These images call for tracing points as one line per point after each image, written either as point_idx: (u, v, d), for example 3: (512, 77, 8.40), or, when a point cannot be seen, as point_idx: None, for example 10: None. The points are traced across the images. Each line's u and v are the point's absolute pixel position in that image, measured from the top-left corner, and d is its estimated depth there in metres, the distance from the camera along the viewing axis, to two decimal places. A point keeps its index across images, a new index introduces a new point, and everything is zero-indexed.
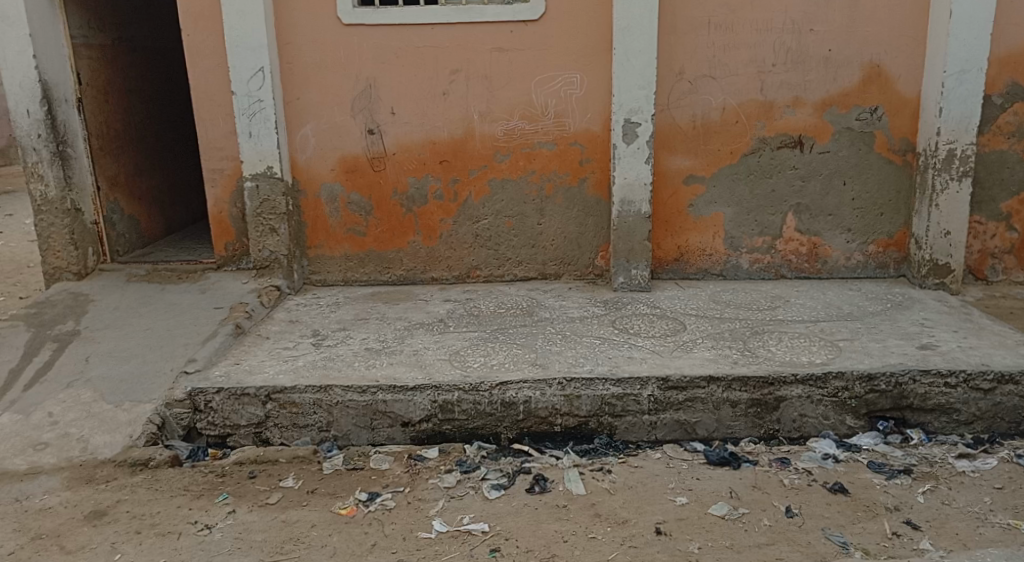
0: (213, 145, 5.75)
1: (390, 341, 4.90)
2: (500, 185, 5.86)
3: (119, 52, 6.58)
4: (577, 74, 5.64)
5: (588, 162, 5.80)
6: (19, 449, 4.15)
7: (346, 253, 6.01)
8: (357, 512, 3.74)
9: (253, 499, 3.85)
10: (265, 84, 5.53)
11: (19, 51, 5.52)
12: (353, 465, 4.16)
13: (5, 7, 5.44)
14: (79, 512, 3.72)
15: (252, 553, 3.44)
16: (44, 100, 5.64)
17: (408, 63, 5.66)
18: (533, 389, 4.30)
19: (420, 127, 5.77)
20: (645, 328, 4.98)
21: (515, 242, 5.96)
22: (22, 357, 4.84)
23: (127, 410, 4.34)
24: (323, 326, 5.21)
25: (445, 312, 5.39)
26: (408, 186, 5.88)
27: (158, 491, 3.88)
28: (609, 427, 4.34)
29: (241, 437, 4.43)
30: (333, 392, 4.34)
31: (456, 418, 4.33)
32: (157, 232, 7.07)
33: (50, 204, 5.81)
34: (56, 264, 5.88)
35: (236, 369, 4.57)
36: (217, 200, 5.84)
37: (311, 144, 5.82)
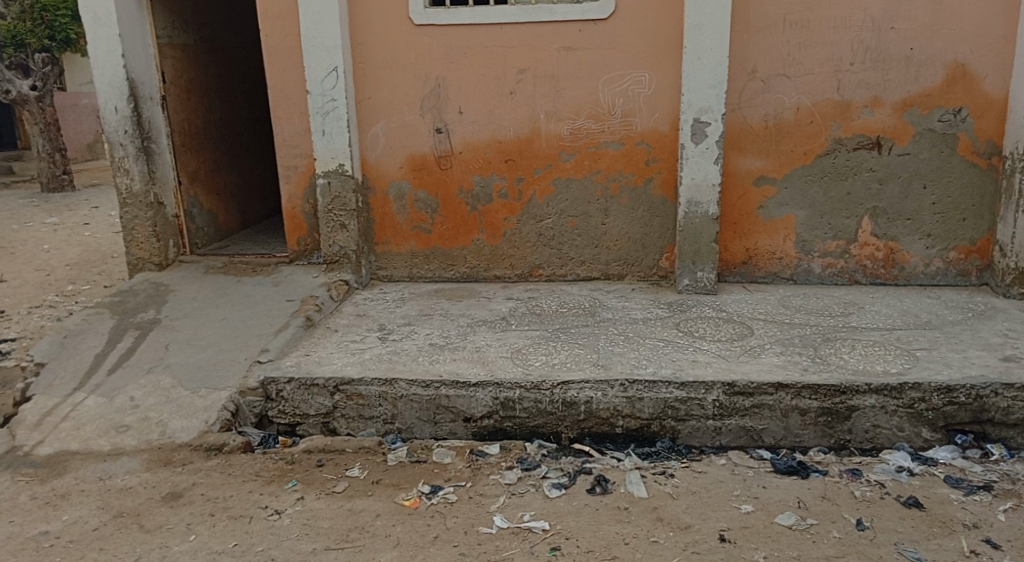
0: (288, 142, 5.91)
1: (453, 337, 4.96)
2: (565, 185, 5.86)
3: (200, 51, 6.81)
4: (646, 73, 5.60)
5: (655, 162, 5.74)
6: (103, 430, 4.34)
7: (411, 250, 6.10)
8: (420, 504, 3.79)
9: (320, 486, 3.95)
10: (338, 84, 5.65)
11: (109, 51, 5.77)
12: (417, 458, 4.21)
13: (97, 9, 5.69)
14: (157, 493, 3.88)
15: (319, 540, 3.53)
16: (131, 98, 5.88)
17: (476, 63, 5.70)
18: (595, 389, 4.28)
19: (487, 126, 5.81)
20: (711, 331, 4.91)
21: (579, 242, 5.95)
22: (107, 342, 5.07)
23: (203, 396, 4.50)
24: (389, 321, 5.29)
25: (507, 310, 5.42)
26: (473, 185, 5.92)
27: (231, 476, 4.01)
28: (672, 431, 4.29)
29: (310, 426, 4.54)
30: (398, 385, 4.41)
31: (518, 415, 4.35)
32: (234, 226, 7.30)
33: (134, 197, 6.05)
34: (139, 255, 6.13)
35: (306, 360, 4.69)
36: (291, 195, 5.99)
37: (380, 142, 5.92)
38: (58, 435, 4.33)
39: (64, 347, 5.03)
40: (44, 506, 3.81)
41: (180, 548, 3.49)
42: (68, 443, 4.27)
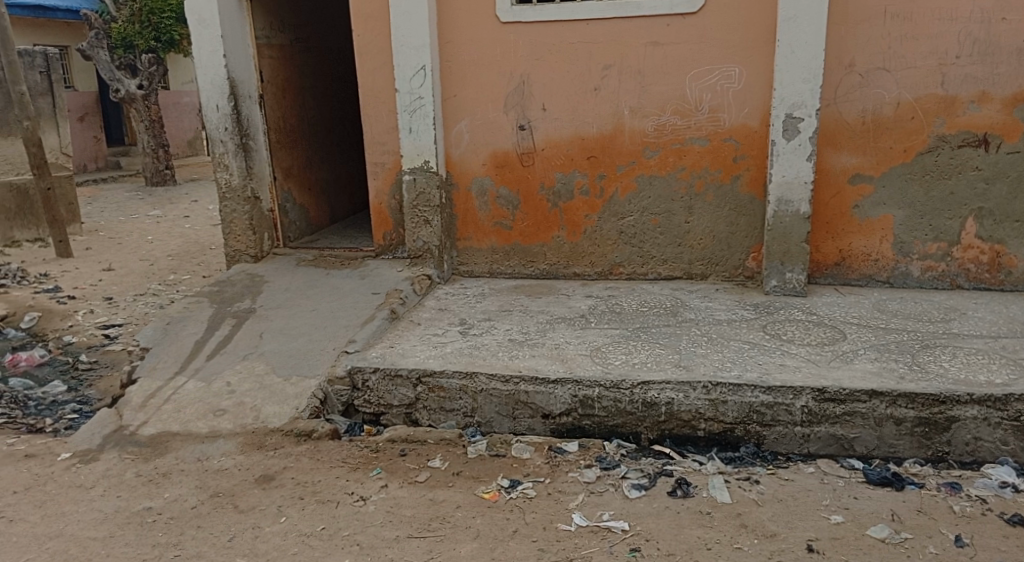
0: (377, 139, 6.04)
1: (533, 334, 4.97)
2: (648, 182, 5.79)
3: (295, 51, 7.04)
4: (736, 68, 5.47)
5: (743, 159, 5.61)
6: (201, 413, 4.55)
7: (492, 246, 6.14)
8: (500, 498, 3.82)
9: (403, 475, 4.03)
10: (426, 82, 5.74)
11: (212, 51, 6.03)
12: (496, 452, 4.25)
13: (201, 11, 5.96)
14: (250, 476, 4.03)
15: (402, 528, 3.60)
16: (231, 96, 6.12)
17: (561, 59, 5.70)
18: (676, 390, 4.22)
19: (571, 123, 5.80)
20: (800, 335, 4.77)
21: (661, 240, 5.87)
22: (206, 329, 5.30)
23: (294, 384, 4.65)
24: (469, 315, 5.35)
25: (587, 308, 5.40)
26: (555, 182, 5.92)
27: (319, 461, 4.14)
28: (757, 436, 4.19)
29: (394, 416, 4.64)
30: (478, 379, 4.46)
31: (597, 414, 4.33)
32: (324, 221, 7.51)
33: (233, 191, 6.32)
34: (236, 247, 6.40)
35: (391, 352, 4.79)
36: (379, 191, 6.12)
37: (465, 139, 5.98)
38: (160, 416, 4.55)
39: (167, 333, 5.29)
40: (148, 483, 4.02)
41: (271, 528, 3.62)
42: (169, 424, 4.49)
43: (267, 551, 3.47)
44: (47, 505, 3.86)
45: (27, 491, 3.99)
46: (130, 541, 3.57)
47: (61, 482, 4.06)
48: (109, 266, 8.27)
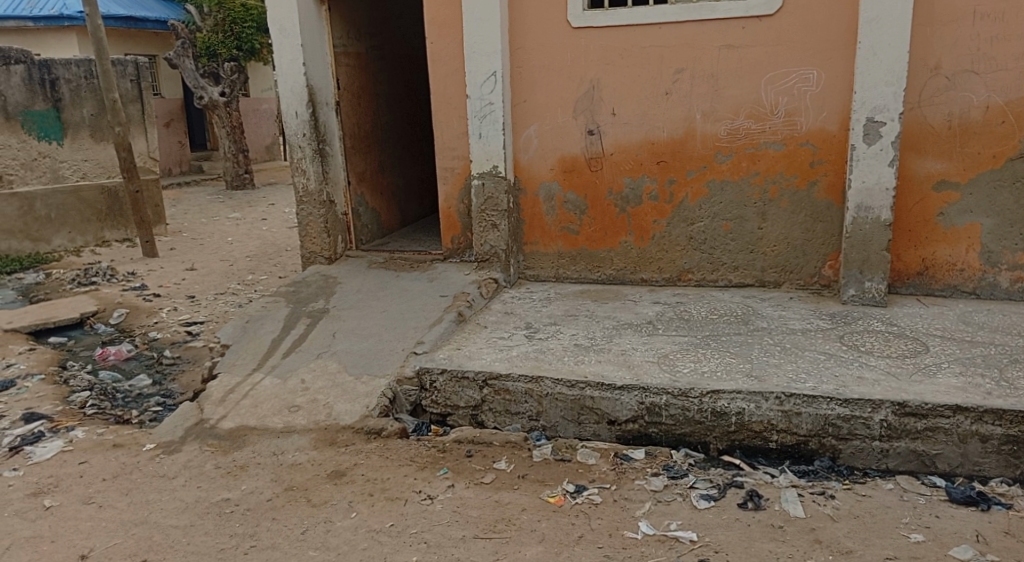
0: (447, 145, 6.11)
1: (598, 339, 4.94)
2: (720, 188, 5.70)
3: (370, 59, 7.19)
4: (815, 71, 5.35)
5: (820, 164, 5.48)
6: (277, 408, 4.68)
7: (559, 250, 6.14)
8: (565, 502, 3.81)
9: (470, 476, 4.06)
10: (497, 87, 5.79)
11: (292, 59, 6.21)
12: (561, 456, 4.24)
13: (283, 20, 6.15)
14: (323, 471, 4.13)
15: (469, 528, 3.63)
16: (310, 103, 6.30)
17: (632, 63, 5.66)
18: (747, 400, 4.14)
19: (641, 128, 5.75)
20: (879, 346, 4.62)
21: (732, 247, 5.77)
22: (282, 328, 5.46)
23: (365, 383, 4.75)
24: (535, 319, 5.36)
25: (654, 314, 5.34)
26: (623, 187, 5.88)
27: (388, 459, 4.21)
28: (832, 450, 4.08)
29: (460, 417, 4.68)
30: (544, 383, 4.46)
31: (664, 422, 4.27)
32: (395, 224, 7.63)
33: (310, 195, 6.48)
34: (312, 249, 6.57)
35: (458, 354, 4.83)
36: (449, 195, 6.20)
37: (534, 145, 6.00)
38: (239, 410, 4.70)
39: (246, 331, 5.47)
40: (226, 475, 4.16)
41: (343, 523, 3.69)
42: (247, 418, 4.64)
43: (338, 545, 3.54)
44: (133, 493, 4.03)
45: (115, 478, 4.17)
46: (209, 531, 3.69)
47: (146, 472, 4.23)
48: (192, 265, 8.60)
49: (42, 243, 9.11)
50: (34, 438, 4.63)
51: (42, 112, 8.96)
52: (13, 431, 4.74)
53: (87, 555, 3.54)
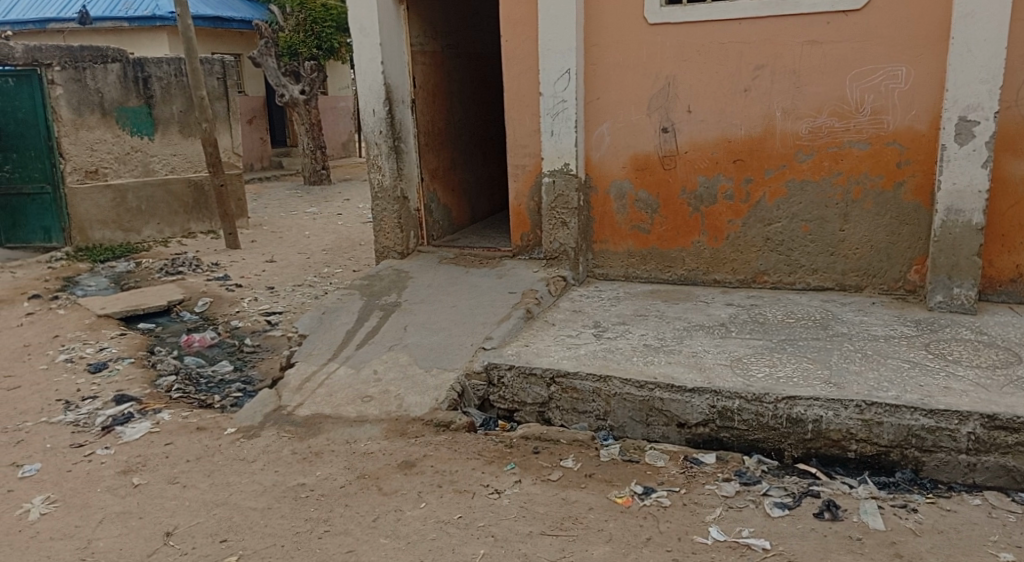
0: (518, 143, 6.11)
1: (669, 340, 4.86)
2: (799, 187, 5.55)
3: (446, 57, 7.24)
4: (904, 67, 5.16)
5: (907, 165, 5.28)
6: (350, 398, 4.76)
7: (629, 249, 6.06)
8: (633, 503, 3.76)
9: (537, 472, 4.04)
10: (570, 85, 5.76)
11: (371, 58, 6.32)
12: (629, 457, 4.19)
13: (363, 20, 6.26)
14: (393, 460, 4.18)
15: (535, 524, 3.61)
16: (387, 100, 6.40)
17: (709, 59, 5.55)
18: (825, 408, 4.02)
19: (717, 125, 5.64)
20: (967, 356, 4.43)
21: (811, 249, 5.61)
22: (356, 320, 5.56)
23: (435, 376, 4.80)
24: (604, 318, 5.31)
25: (727, 316, 5.23)
26: (697, 185, 5.77)
27: (457, 452, 4.23)
28: (915, 462, 3.93)
29: (527, 414, 4.68)
30: (612, 383, 4.42)
31: (736, 427, 4.18)
32: (465, 220, 7.67)
33: (384, 191, 6.58)
34: (385, 244, 6.66)
35: (526, 350, 4.83)
36: (518, 193, 6.19)
37: (606, 142, 5.94)
38: (314, 399, 4.80)
39: (322, 321, 5.59)
40: (302, 460, 4.24)
41: (412, 513, 3.73)
42: (322, 406, 4.72)
43: (408, 534, 3.57)
44: (215, 474, 4.15)
45: (198, 460, 4.30)
46: (285, 514, 3.77)
47: (227, 454, 4.35)
48: (271, 257, 8.82)
49: (133, 234, 9.56)
50: (124, 418, 4.82)
51: (135, 108, 9.38)
52: (105, 412, 4.93)
53: (171, 532, 3.66)
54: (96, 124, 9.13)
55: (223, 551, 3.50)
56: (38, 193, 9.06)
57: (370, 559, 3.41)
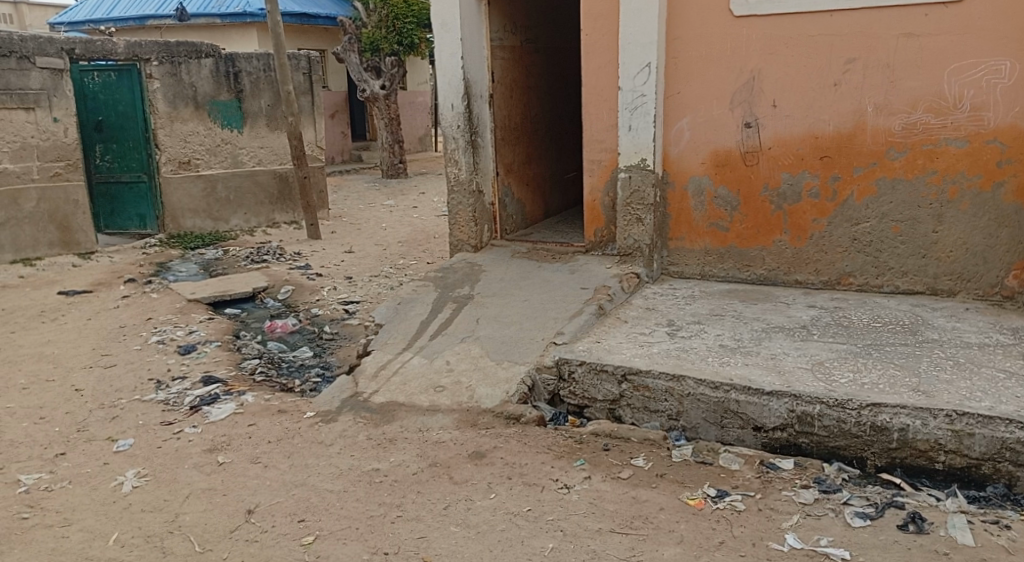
0: (595, 138, 6.06)
1: (746, 342, 4.75)
2: (890, 186, 5.34)
3: (525, 52, 7.24)
4: (1007, 62, 4.94)
5: (1008, 164, 5.04)
6: (423, 387, 4.82)
7: (706, 247, 5.94)
8: (706, 506, 3.69)
9: (607, 470, 4.01)
10: (650, 79, 5.67)
11: (451, 53, 6.40)
12: (702, 459, 4.12)
13: (445, 15, 6.35)
14: (464, 450, 4.21)
15: (605, 521, 3.59)
16: (465, 95, 6.48)
17: (797, 52, 5.40)
18: (913, 416, 3.86)
19: (804, 121, 5.48)
20: None
21: (901, 251, 5.39)
22: (430, 311, 5.63)
23: (506, 369, 4.82)
24: (678, 317, 5.22)
25: (809, 319, 5.07)
26: (781, 182, 5.62)
27: (526, 445, 4.23)
28: (1009, 476, 3.75)
29: (597, 411, 4.64)
30: (686, 383, 4.34)
31: (816, 433, 4.06)
32: (539, 215, 7.66)
33: (460, 184, 6.65)
34: (460, 237, 6.72)
35: (597, 347, 4.79)
36: (593, 187, 6.14)
37: (685, 137, 5.84)
38: (389, 386, 4.88)
39: (397, 312, 5.68)
40: (377, 446, 4.32)
41: (482, 503, 3.75)
42: (396, 394, 4.80)
43: (478, 523, 3.59)
44: (294, 456, 4.26)
45: (279, 441, 4.43)
46: (360, 497, 3.84)
47: (306, 437, 4.47)
48: (350, 248, 9.00)
49: (222, 223, 9.92)
50: (210, 399, 5.00)
51: (226, 102, 9.73)
52: (193, 392, 5.13)
53: (253, 509, 3.78)
54: (189, 117, 9.50)
55: (300, 531, 3.60)
56: (136, 181, 9.45)
57: (442, 546, 3.44)
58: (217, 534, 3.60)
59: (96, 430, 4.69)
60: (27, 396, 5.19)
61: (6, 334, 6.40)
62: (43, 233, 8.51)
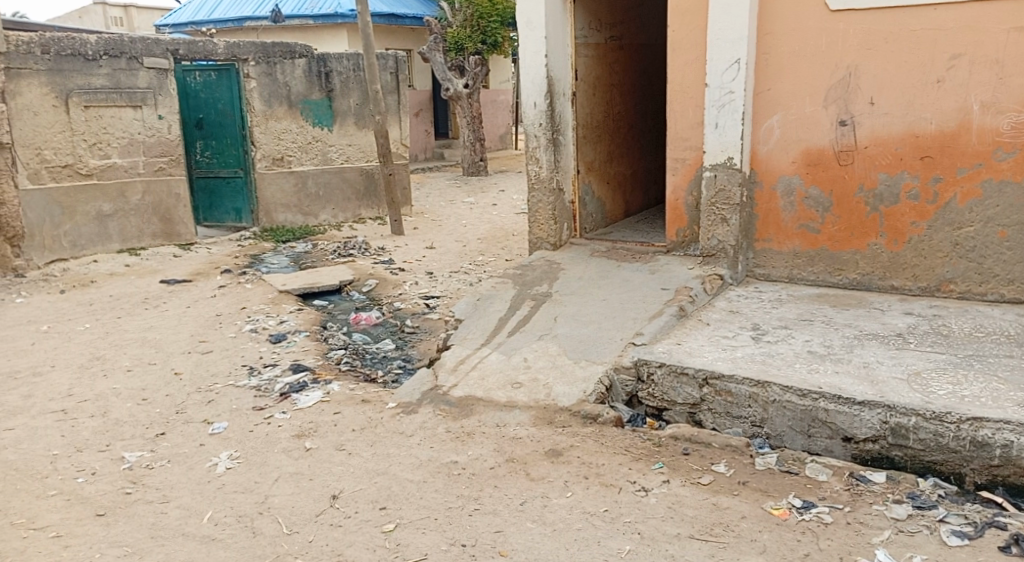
0: (679, 135, 5.97)
1: (836, 349, 4.59)
2: (997, 188, 5.07)
3: (609, 48, 7.18)
4: None
5: None
6: (501, 383, 4.85)
7: (795, 250, 5.76)
8: (790, 517, 3.58)
9: (686, 475, 3.95)
10: (739, 76, 5.55)
11: (536, 51, 6.41)
12: (787, 468, 4.00)
13: (530, 14, 6.37)
14: (541, 448, 4.22)
15: (684, 526, 3.53)
16: (548, 93, 6.48)
17: (897, 48, 5.19)
18: (1017, 432, 3.66)
19: (903, 119, 5.26)
20: None
21: (1007, 257, 5.10)
22: (509, 308, 5.66)
23: (584, 368, 4.81)
24: (763, 321, 5.09)
25: (905, 326, 4.86)
26: (877, 183, 5.40)
27: (604, 445, 4.21)
28: None
29: (676, 414, 4.58)
30: (770, 389, 4.23)
31: (910, 446, 3.89)
32: (619, 214, 7.59)
33: (541, 182, 6.65)
34: (539, 235, 6.70)
35: (678, 349, 4.72)
36: (676, 186, 6.05)
37: (775, 136, 5.68)
38: (468, 381, 4.93)
39: (477, 308, 5.73)
40: (455, 439, 4.38)
41: (559, 501, 3.75)
42: (475, 389, 4.84)
43: (554, 521, 3.60)
44: (376, 445, 4.36)
45: (362, 430, 4.54)
46: (439, 488, 3.90)
47: (388, 427, 4.57)
48: (431, 244, 9.14)
49: (311, 217, 10.22)
50: (299, 386, 5.17)
51: (317, 101, 10.04)
52: (283, 379, 5.31)
53: (338, 495, 3.88)
54: (283, 115, 9.82)
55: (382, 518, 3.68)
56: (232, 176, 9.82)
57: (519, 541, 3.46)
58: (304, 517, 3.71)
59: (194, 412, 4.91)
60: (131, 378, 5.48)
61: (113, 318, 6.76)
62: (147, 224, 8.98)
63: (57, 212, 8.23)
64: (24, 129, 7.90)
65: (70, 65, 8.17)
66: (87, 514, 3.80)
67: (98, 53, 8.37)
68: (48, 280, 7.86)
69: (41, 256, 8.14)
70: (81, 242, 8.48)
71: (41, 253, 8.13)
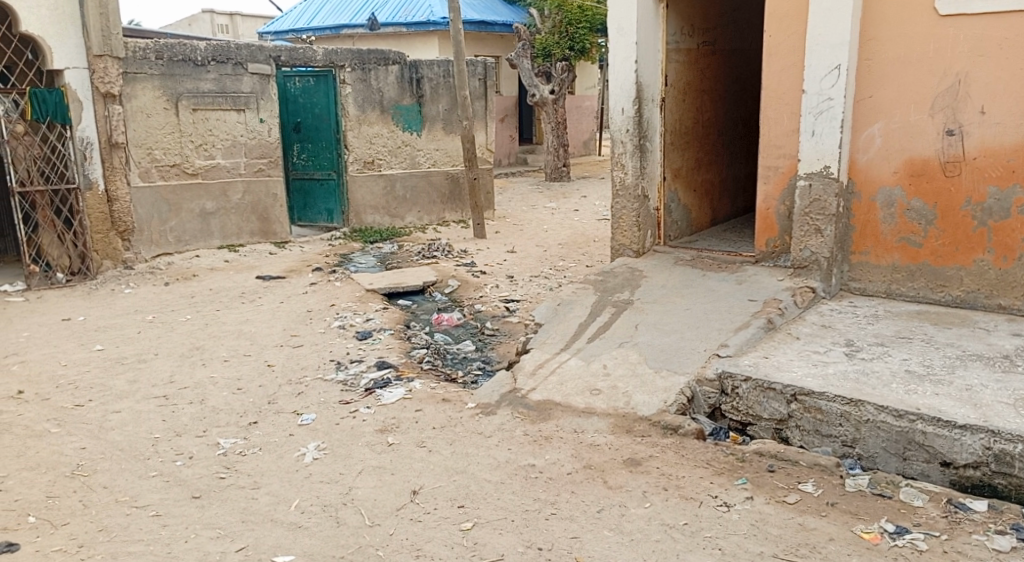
0: (773, 143, 5.83)
1: (936, 369, 4.38)
2: None
3: (701, 54, 7.08)
4: None
5: None
6: (581, 390, 4.84)
7: (894, 263, 5.53)
8: (882, 542, 3.44)
9: (772, 492, 3.84)
10: (839, 82, 5.37)
11: (626, 58, 6.39)
12: (880, 491, 3.83)
13: (621, 20, 6.35)
14: (619, 456, 4.19)
15: (767, 544, 3.44)
16: (637, 99, 6.43)
17: (1013, 54, 4.92)
18: None
19: (1016, 129, 4.99)
20: None
21: None
22: (589, 314, 5.64)
23: (665, 378, 4.74)
24: (858, 337, 4.90)
25: (1012, 348, 4.61)
26: (986, 196, 5.14)
27: (684, 458, 4.14)
28: None
29: (762, 429, 4.46)
30: (864, 408, 4.07)
31: (1015, 475, 3.68)
32: (705, 222, 7.45)
33: (626, 189, 6.59)
34: (622, 241, 6.64)
35: (765, 362, 4.61)
36: (768, 195, 5.91)
37: (876, 144, 5.48)
38: (547, 385, 4.94)
39: (557, 312, 5.74)
40: (533, 442, 4.39)
41: (638, 511, 3.71)
42: (553, 393, 4.85)
43: (632, 531, 3.56)
44: (456, 444, 4.42)
45: (442, 428, 4.60)
46: (517, 491, 3.92)
47: (468, 427, 4.62)
48: (513, 248, 9.19)
49: (398, 219, 10.46)
50: (383, 383, 5.29)
51: (408, 106, 10.26)
52: (368, 375, 5.44)
53: (418, 490, 3.96)
54: (375, 120, 10.07)
55: (460, 516, 3.72)
56: (326, 178, 10.15)
57: (596, 549, 3.44)
58: (385, 510, 3.79)
59: (284, 403, 5.09)
60: (227, 367, 5.73)
61: (212, 311, 7.08)
62: (245, 223, 9.36)
63: (163, 209, 8.68)
64: (138, 130, 8.37)
65: (181, 70, 8.60)
66: (185, 496, 3.99)
67: (206, 58, 8.77)
68: (154, 273, 8.28)
69: (148, 250, 8.61)
70: (185, 238, 8.91)
71: (148, 247, 8.60)
